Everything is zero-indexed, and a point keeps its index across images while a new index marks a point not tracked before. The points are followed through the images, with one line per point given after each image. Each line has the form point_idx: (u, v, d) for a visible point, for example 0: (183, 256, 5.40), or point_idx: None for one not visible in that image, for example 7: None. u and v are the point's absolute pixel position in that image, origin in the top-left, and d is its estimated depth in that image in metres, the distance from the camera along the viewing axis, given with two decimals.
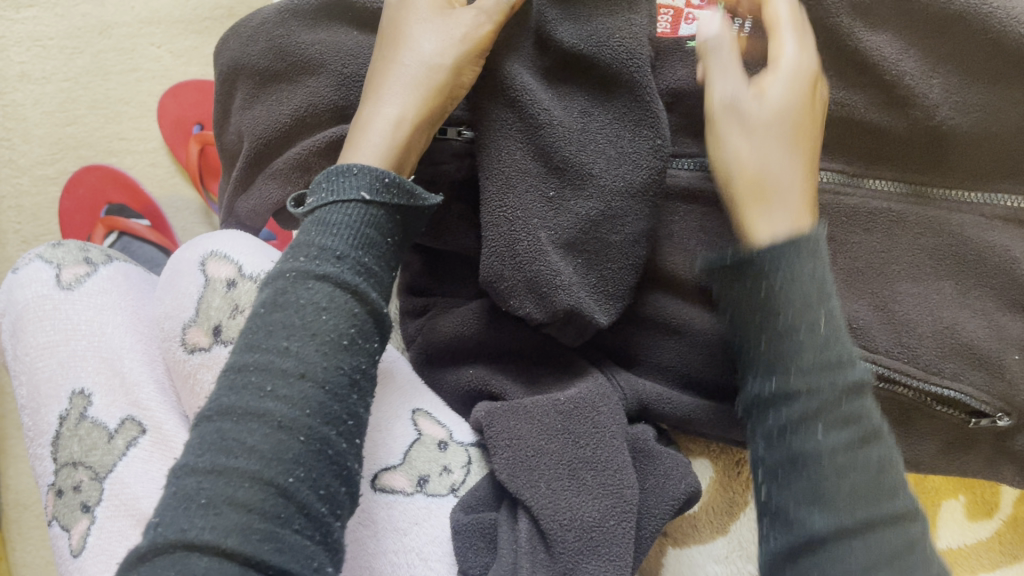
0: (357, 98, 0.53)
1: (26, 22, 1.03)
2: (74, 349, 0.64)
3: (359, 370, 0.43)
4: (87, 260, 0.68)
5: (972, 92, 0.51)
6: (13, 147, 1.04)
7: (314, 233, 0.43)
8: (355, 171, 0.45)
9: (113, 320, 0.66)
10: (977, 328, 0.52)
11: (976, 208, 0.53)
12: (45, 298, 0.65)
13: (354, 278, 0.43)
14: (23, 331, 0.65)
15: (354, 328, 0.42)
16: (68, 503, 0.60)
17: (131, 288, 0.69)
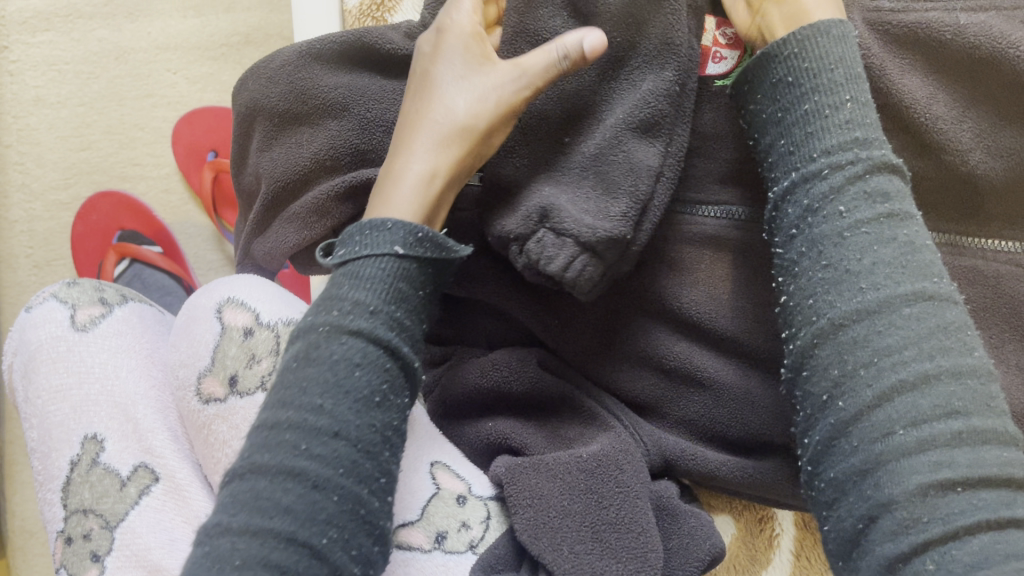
0: (379, 142, 0.52)
1: (41, 46, 1.03)
2: (87, 393, 0.64)
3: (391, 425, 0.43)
4: (101, 300, 0.68)
5: (1006, 136, 0.51)
6: (27, 171, 1.04)
7: (348, 287, 0.44)
8: (388, 227, 0.45)
9: (127, 362, 0.65)
10: (1011, 386, 0.52)
11: (1013, 258, 0.53)
12: (59, 338, 0.66)
13: (388, 334, 0.43)
14: (37, 372, 0.65)
15: (387, 383, 0.43)
16: (77, 551, 0.59)
17: (145, 330, 0.69)
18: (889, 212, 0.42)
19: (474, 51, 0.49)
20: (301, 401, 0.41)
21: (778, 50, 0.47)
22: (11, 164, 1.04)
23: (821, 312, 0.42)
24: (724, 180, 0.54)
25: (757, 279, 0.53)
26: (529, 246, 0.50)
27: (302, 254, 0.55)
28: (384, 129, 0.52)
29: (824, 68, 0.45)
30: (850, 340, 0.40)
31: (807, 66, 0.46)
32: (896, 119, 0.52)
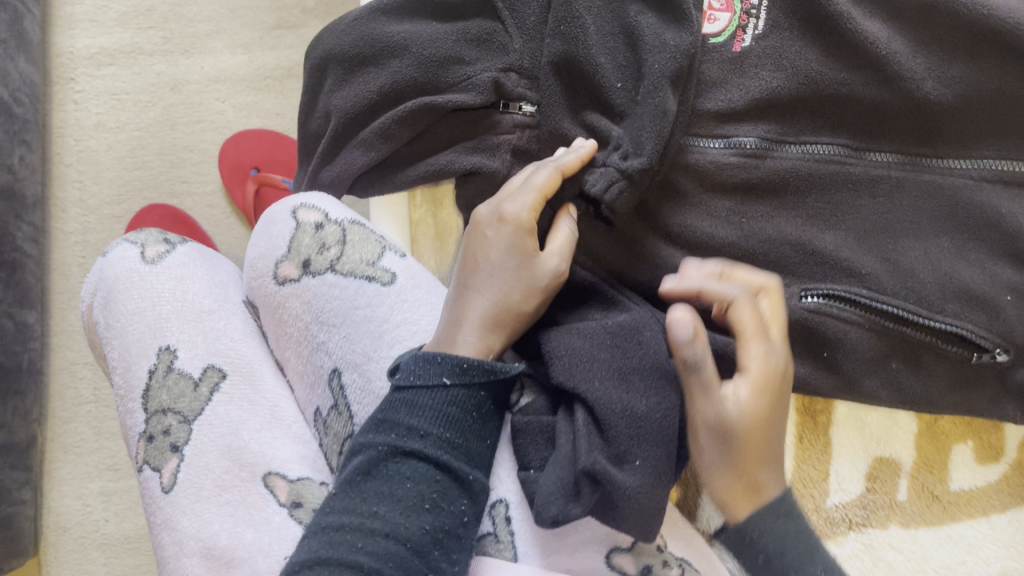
0: (434, 75, 0.62)
1: (105, 78, 1.16)
2: (161, 312, 0.73)
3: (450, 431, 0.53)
4: (165, 239, 0.78)
5: (953, 68, 0.61)
6: (84, 188, 1.14)
7: (403, 413, 0.53)
8: (438, 359, 0.54)
9: (193, 287, 0.75)
10: (973, 275, 0.60)
11: (965, 173, 0.62)
12: (132, 271, 0.75)
13: (436, 453, 0.52)
14: (113, 301, 0.74)
15: (447, 432, 0.53)
16: (158, 446, 0.69)
17: (205, 261, 0.79)
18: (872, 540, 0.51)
19: (526, 243, 0.56)
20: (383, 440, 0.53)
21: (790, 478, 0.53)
22: (70, 182, 1.14)
23: None
24: (719, 116, 0.64)
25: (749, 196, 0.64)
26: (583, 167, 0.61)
27: (362, 177, 0.65)
28: (437, 65, 0.62)
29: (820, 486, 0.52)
30: None
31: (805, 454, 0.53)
32: (862, 56, 0.61)
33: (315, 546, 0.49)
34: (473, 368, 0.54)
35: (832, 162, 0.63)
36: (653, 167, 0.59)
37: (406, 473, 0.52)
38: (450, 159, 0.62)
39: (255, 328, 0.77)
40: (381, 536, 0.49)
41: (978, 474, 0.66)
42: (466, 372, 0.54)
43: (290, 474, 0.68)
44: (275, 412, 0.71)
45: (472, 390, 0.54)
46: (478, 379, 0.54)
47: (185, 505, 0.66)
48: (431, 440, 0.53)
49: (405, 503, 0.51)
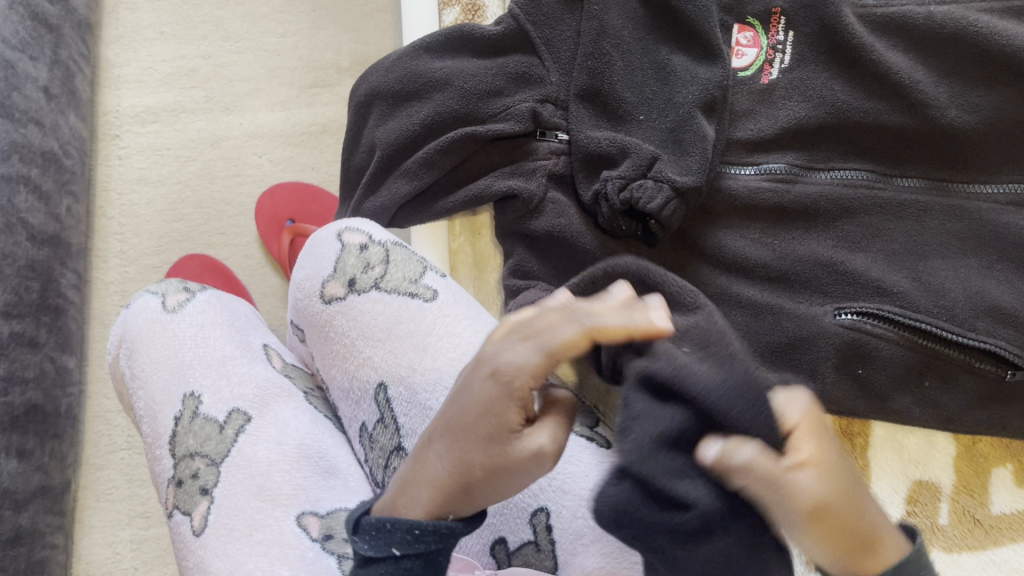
0: (475, 107, 0.65)
1: (148, 134, 1.20)
2: (184, 359, 0.75)
3: (429, 545, 0.46)
4: (186, 289, 0.81)
5: (975, 95, 0.63)
6: (125, 240, 1.18)
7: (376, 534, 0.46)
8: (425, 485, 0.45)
9: (215, 333, 0.77)
10: (1003, 293, 0.61)
11: (991, 197, 0.63)
12: (155, 321, 0.77)
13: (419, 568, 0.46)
14: (136, 352, 0.77)
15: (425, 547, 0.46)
16: (187, 490, 0.69)
17: (224, 308, 0.81)
18: None
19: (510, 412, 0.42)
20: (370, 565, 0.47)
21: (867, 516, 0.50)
22: (112, 234, 1.18)
23: None
24: (749, 147, 0.67)
25: (778, 221, 0.67)
26: (632, 186, 0.61)
27: (406, 205, 0.68)
28: (477, 96, 0.65)
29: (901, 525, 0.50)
30: None
31: None
32: (884, 85, 0.64)
33: None
34: (429, 534, 0.45)
35: (860, 186, 0.65)
36: (702, 186, 0.61)
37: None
38: (488, 182, 0.65)
39: (277, 372, 0.78)
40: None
41: (1019, 496, 0.65)
42: (418, 540, 0.45)
43: (321, 509, 0.67)
44: (303, 449, 0.71)
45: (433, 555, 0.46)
46: (433, 547, 0.45)
47: (217, 546, 0.65)
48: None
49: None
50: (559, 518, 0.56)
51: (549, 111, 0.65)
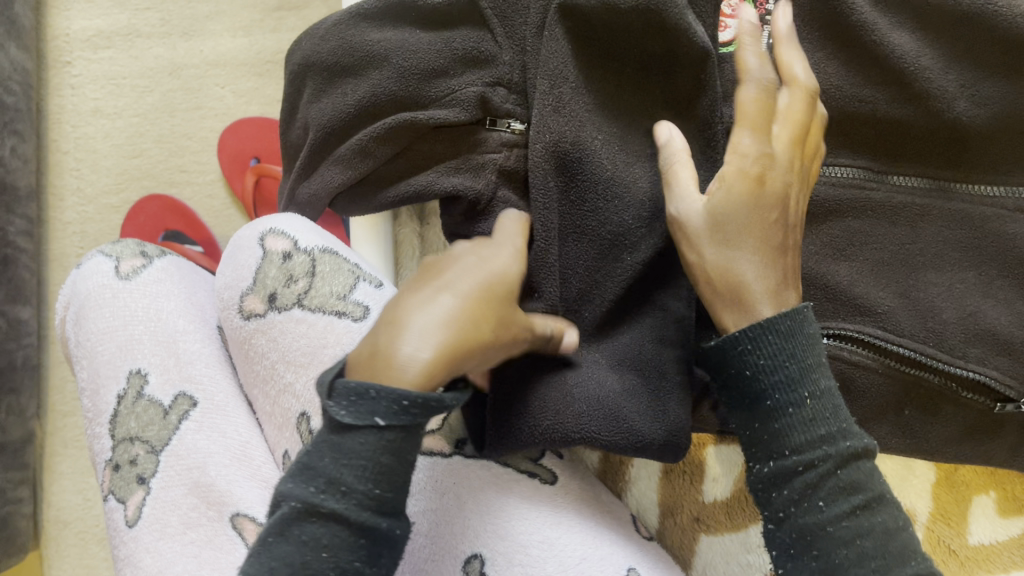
0: (417, 89, 0.57)
1: (102, 61, 1.11)
2: (132, 333, 0.61)
3: (417, 411, 0.41)
4: (144, 253, 0.65)
5: (989, 85, 0.55)
6: (82, 177, 1.11)
7: (362, 406, 0.41)
8: (371, 393, 0.41)
9: (170, 306, 0.62)
10: (999, 314, 0.56)
11: (997, 202, 0.57)
12: (104, 288, 0.62)
13: (400, 427, 0.42)
14: (83, 319, 0.62)
15: (409, 406, 0.41)
16: (124, 476, 0.57)
17: (186, 277, 0.65)
18: (851, 453, 0.45)
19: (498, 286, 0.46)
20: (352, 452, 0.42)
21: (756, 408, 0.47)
22: (68, 170, 1.11)
23: None
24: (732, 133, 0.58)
25: None
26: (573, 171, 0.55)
27: (342, 196, 0.61)
28: (418, 76, 0.57)
29: (791, 385, 0.46)
30: None
31: (765, 366, 0.47)
32: (886, 70, 0.56)
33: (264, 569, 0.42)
34: (416, 406, 0.41)
35: (850, 187, 0.58)
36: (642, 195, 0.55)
37: (321, 539, 0.42)
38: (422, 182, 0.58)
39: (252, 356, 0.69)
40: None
41: (1000, 527, 0.60)
42: (405, 412, 0.41)
43: (262, 516, 0.54)
44: (246, 449, 0.57)
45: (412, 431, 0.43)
46: (419, 419, 0.42)
47: (149, 541, 0.54)
48: (354, 498, 0.42)
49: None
50: (493, 564, 0.51)
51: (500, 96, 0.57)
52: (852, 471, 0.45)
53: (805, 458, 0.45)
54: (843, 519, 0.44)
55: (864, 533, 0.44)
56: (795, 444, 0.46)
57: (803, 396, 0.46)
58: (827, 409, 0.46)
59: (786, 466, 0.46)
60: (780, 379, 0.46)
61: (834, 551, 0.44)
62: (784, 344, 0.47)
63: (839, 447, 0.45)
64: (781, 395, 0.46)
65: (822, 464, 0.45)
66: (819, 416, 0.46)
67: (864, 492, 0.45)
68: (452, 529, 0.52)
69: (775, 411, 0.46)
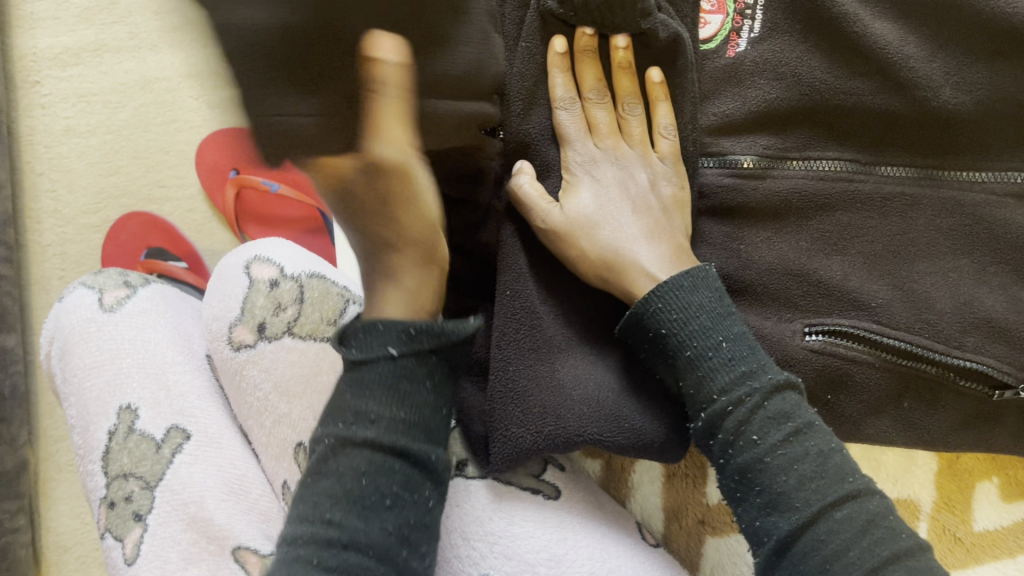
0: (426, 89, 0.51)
1: (71, 79, 1.10)
2: (120, 367, 0.60)
3: (431, 333, 0.47)
4: (127, 283, 0.64)
5: (973, 71, 0.54)
6: (58, 198, 1.09)
7: (372, 341, 0.47)
8: (379, 327, 0.47)
9: (157, 337, 0.62)
10: (994, 302, 0.55)
11: (987, 187, 0.56)
12: (87, 323, 0.61)
13: (413, 348, 0.47)
14: (68, 356, 0.61)
15: (415, 327, 0.47)
16: (119, 514, 0.56)
17: (173, 306, 0.65)
18: (771, 385, 0.48)
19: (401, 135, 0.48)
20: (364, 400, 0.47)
21: (681, 355, 0.50)
22: (43, 192, 1.09)
23: (770, 531, 0.46)
24: (722, 131, 0.58)
25: (760, 226, 0.57)
26: None
27: None
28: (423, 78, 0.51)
29: (711, 328, 0.50)
30: (807, 569, 0.44)
31: (677, 317, 0.50)
32: (869, 60, 0.55)
33: (301, 528, 0.46)
34: (422, 333, 0.47)
35: (838, 180, 0.57)
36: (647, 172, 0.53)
37: (358, 468, 0.46)
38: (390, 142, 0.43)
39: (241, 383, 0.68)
40: (340, 548, 0.45)
41: (1004, 511, 0.60)
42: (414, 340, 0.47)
43: (263, 547, 0.54)
44: (242, 481, 0.57)
45: (424, 359, 0.48)
46: (428, 345, 0.48)
47: None
48: (381, 424, 0.47)
49: (358, 502, 0.46)
50: None
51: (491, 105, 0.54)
52: (778, 401, 0.47)
53: (732, 397, 0.48)
54: (777, 450, 0.46)
55: (803, 458, 0.46)
56: (717, 383, 0.49)
57: (718, 339, 0.49)
58: (750, 355, 0.49)
59: (718, 411, 0.48)
60: (695, 330, 0.50)
61: (773, 481, 0.46)
62: (688, 298, 0.50)
63: (763, 382, 0.48)
64: (697, 343, 0.49)
65: (748, 400, 0.47)
66: (737, 358, 0.49)
67: (793, 419, 0.47)
68: (458, 552, 0.52)
69: (697, 363, 0.49)
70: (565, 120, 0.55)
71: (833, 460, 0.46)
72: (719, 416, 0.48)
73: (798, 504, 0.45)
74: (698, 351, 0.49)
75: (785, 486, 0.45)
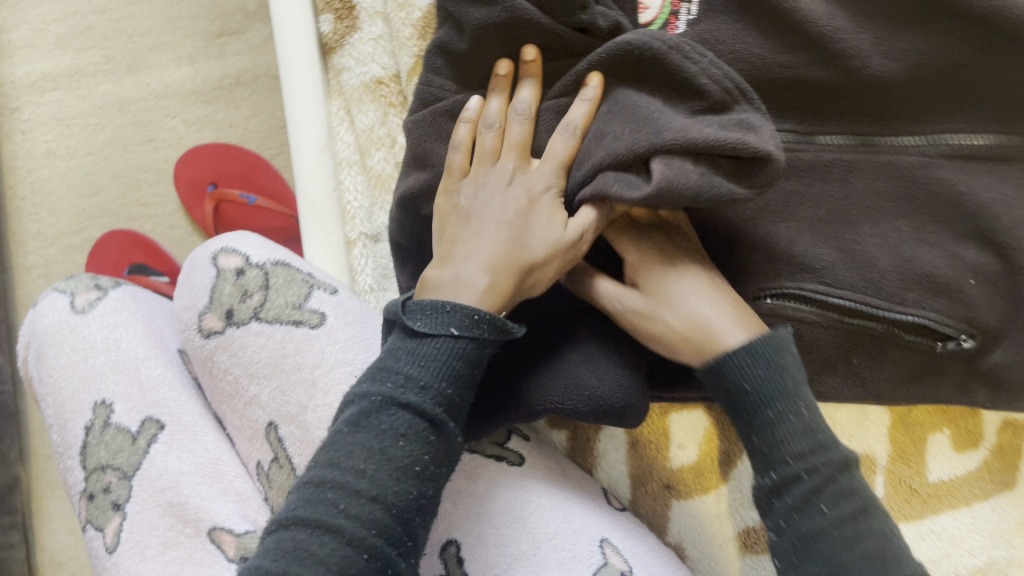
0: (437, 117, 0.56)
1: (50, 104, 1.13)
2: (94, 365, 0.62)
3: (489, 323, 0.48)
4: (98, 285, 0.66)
5: (902, 39, 0.57)
6: (42, 220, 1.12)
7: (437, 319, 0.48)
8: (447, 308, 0.48)
9: (128, 334, 0.64)
10: (934, 258, 0.57)
11: (921, 150, 0.59)
12: (61, 325, 0.64)
13: (472, 332, 0.48)
14: (45, 357, 0.63)
15: (479, 314, 0.48)
16: (99, 505, 0.58)
17: (143, 306, 0.67)
18: (838, 459, 0.48)
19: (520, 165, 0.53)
20: (411, 370, 0.46)
21: (747, 396, 0.50)
22: (28, 215, 1.12)
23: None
24: None
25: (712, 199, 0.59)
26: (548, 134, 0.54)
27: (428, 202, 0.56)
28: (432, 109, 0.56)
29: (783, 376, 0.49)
30: None
31: (756, 400, 0.49)
32: (802, 35, 0.57)
33: (316, 482, 0.44)
34: (485, 323, 0.48)
35: (781, 150, 0.60)
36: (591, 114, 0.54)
37: (393, 430, 0.45)
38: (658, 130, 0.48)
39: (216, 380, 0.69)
40: (345, 506, 0.43)
41: (957, 462, 0.62)
42: (477, 325, 0.48)
43: (238, 527, 0.56)
44: (217, 464, 0.60)
45: (483, 346, 0.48)
46: (487, 335, 0.48)
47: (131, 566, 0.54)
48: (426, 393, 0.46)
49: (373, 465, 0.44)
50: (469, 548, 0.53)
51: (455, 101, 0.56)
52: (847, 477, 0.48)
53: (807, 465, 0.48)
54: (842, 527, 0.46)
55: (866, 559, 0.45)
56: (790, 447, 0.48)
57: (801, 407, 0.49)
58: (810, 413, 0.49)
59: (796, 492, 0.48)
60: (773, 392, 0.49)
61: (833, 553, 0.45)
62: (775, 359, 0.49)
63: (838, 478, 0.47)
64: (778, 405, 0.49)
65: (814, 478, 0.47)
66: (816, 426, 0.49)
67: (855, 501, 0.47)
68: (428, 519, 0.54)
69: (769, 423, 0.49)
70: (498, 104, 0.54)
71: (896, 560, 0.45)
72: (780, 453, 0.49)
73: (846, 560, 0.45)
74: (770, 420, 0.49)
75: (827, 536, 0.46)
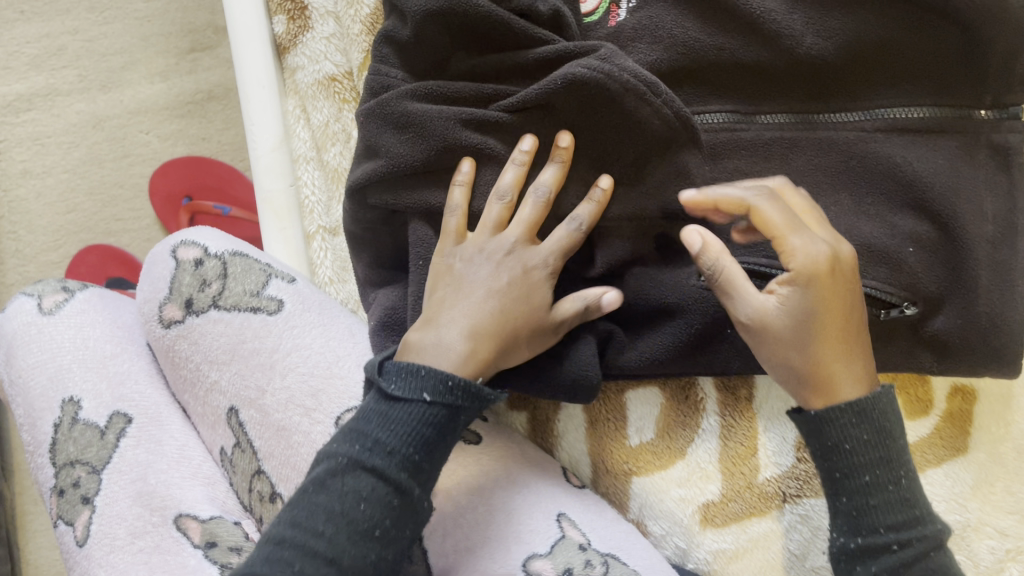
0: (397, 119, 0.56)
1: (25, 124, 1.14)
2: (62, 363, 0.63)
3: (457, 384, 0.50)
4: (65, 287, 0.67)
5: (832, 19, 0.59)
6: (20, 238, 1.13)
7: (406, 378, 0.50)
8: (421, 372, 0.50)
9: (96, 333, 0.65)
10: (873, 229, 0.59)
11: (858, 125, 0.60)
12: (28, 327, 0.65)
13: (443, 398, 0.50)
14: (13, 358, 0.64)
15: (450, 376, 0.50)
16: (69, 499, 0.59)
17: (110, 306, 0.68)
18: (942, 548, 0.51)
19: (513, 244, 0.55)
20: (378, 440, 0.49)
21: (829, 424, 0.51)
22: (5, 234, 1.13)
23: None
24: None
25: None
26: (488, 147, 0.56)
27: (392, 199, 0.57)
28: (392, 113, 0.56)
29: (871, 472, 0.51)
30: None
31: (850, 445, 0.51)
32: (739, 18, 0.60)
33: (290, 523, 0.48)
34: (457, 388, 0.50)
35: (723, 130, 0.61)
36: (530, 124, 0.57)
37: (360, 494, 0.48)
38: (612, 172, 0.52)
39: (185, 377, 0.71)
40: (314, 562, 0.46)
41: (909, 429, 0.64)
42: (450, 392, 0.50)
43: (203, 513, 0.57)
44: (185, 450, 0.61)
45: (453, 413, 0.50)
46: (461, 401, 0.50)
47: (101, 556, 0.56)
48: (394, 458, 0.48)
49: (343, 521, 0.47)
50: (425, 523, 0.54)
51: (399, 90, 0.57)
52: (939, 556, 0.51)
53: (901, 537, 0.50)
54: None
55: None
56: (883, 519, 0.51)
57: (898, 476, 0.51)
58: (905, 470, 0.51)
59: (875, 547, 0.51)
60: (872, 457, 0.51)
61: None
62: (872, 419, 0.51)
63: (929, 532, 0.51)
64: (880, 471, 0.51)
65: (921, 547, 0.50)
66: (914, 509, 0.51)
67: None
68: None
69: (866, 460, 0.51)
70: (512, 174, 0.55)
71: None
72: (868, 527, 0.51)
73: None
74: (850, 454, 0.51)
75: None
